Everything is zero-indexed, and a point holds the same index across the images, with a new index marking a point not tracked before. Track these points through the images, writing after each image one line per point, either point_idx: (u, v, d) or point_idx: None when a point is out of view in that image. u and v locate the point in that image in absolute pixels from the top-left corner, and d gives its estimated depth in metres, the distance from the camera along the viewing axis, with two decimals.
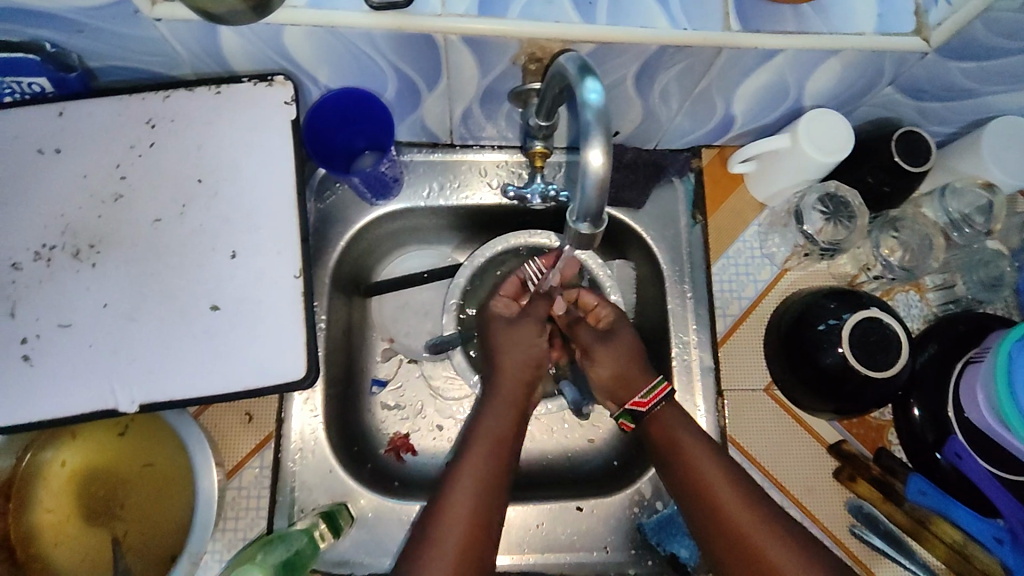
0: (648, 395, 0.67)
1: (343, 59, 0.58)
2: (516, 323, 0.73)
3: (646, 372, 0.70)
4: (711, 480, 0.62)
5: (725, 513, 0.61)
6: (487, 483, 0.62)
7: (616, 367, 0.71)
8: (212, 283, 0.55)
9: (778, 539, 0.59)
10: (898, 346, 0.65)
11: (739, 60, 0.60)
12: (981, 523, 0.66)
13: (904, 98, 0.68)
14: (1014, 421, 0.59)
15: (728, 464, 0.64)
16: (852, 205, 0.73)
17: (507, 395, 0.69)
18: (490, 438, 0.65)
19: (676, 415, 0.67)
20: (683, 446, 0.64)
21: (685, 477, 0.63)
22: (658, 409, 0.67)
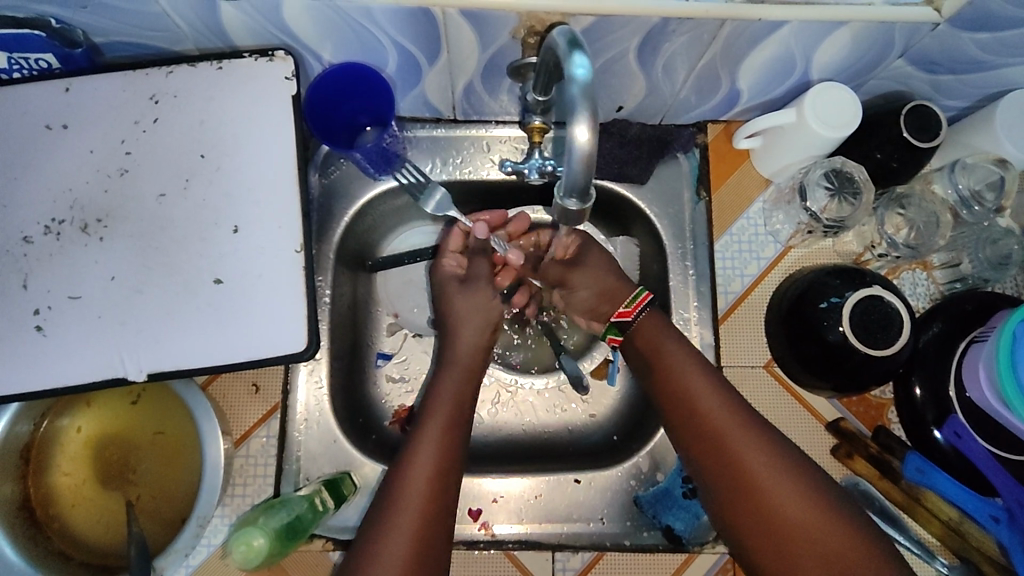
0: (631, 304, 0.70)
1: (343, 33, 0.59)
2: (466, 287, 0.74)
3: (626, 284, 0.72)
4: (726, 430, 0.61)
5: (708, 428, 0.61)
6: (445, 451, 0.62)
7: (594, 286, 0.73)
8: (215, 258, 0.56)
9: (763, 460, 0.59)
10: (899, 326, 0.65)
11: (744, 30, 0.59)
12: (979, 502, 0.66)
13: (916, 70, 0.67)
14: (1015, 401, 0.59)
15: (719, 382, 0.64)
16: (857, 181, 0.70)
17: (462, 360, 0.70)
18: (446, 405, 0.66)
19: (661, 323, 0.68)
20: (695, 389, 0.63)
21: (674, 398, 0.64)
22: (644, 317, 0.69)
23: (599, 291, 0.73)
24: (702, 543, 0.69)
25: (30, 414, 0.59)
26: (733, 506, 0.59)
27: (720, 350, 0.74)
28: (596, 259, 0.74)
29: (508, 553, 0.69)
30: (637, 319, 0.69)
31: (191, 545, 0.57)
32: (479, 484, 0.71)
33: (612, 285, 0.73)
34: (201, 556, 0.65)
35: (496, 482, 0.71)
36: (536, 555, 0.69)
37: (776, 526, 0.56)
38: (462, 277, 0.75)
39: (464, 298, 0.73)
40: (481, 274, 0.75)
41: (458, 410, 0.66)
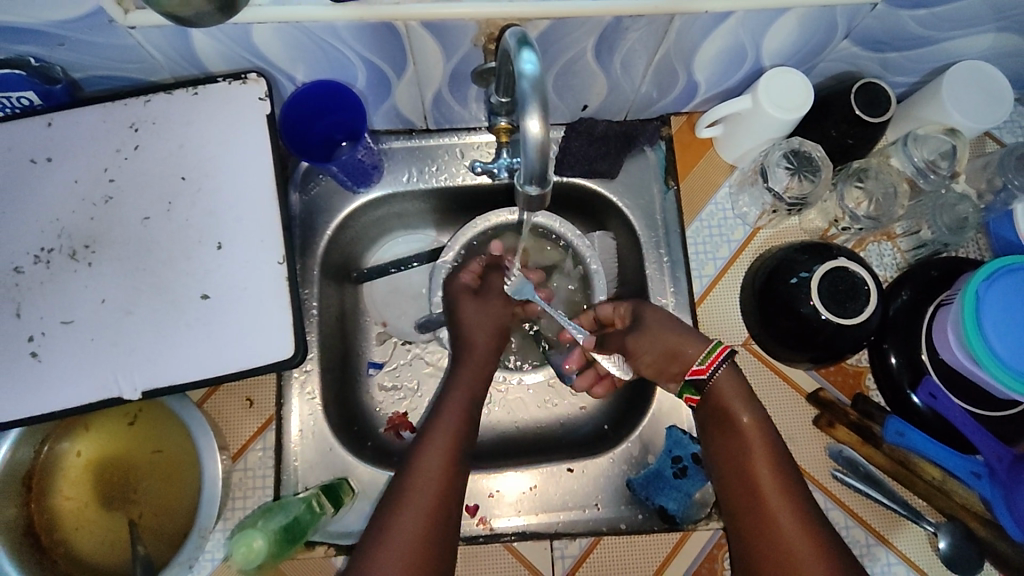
0: (705, 361, 0.66)
1: (312, 52, 0.62)
2: (480, 297, 0.78)
3: (696, 339, 0.69)
4: (755, 456, 0.63)
5: (760, 498, 0.62)
6: (444, 497, 0.62)
7: (657, 348, 0.69)
8: (201, 274, 0.58)
9: (783, 490, 0.62)
10: (867, 294, 0.67)
11: (693, 24, 0.62)
12: (960, 459, 0.67)
13: (862, 50, 0.70)
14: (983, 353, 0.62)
15: (782, 458, 0.64)
16: (815, 159, 0.73)
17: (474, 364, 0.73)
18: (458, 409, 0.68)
19: (737, 383, 0.66)
20: (735, 413, 0.65)
21: (730, 459, 0.64)
22: (720, 375, 0.66)
23: (658, 354, 0.70)
24: (695, 521, 0.70)
25: (30, 438, 0.61)
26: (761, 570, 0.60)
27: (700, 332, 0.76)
28: (656, 320, 0.71)
29: (508, 545, 0.70)
30: (710, 377, 0.66)
31: (194, 557, 0.59)
32: (474, 480, 0.73)
33: (675, 339, 0.69)
34: (205, 571, 0.66)
35: (491, 478, 0.73)
36: (534, 544, 0.70)
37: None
38: (476, 288, 0.78)
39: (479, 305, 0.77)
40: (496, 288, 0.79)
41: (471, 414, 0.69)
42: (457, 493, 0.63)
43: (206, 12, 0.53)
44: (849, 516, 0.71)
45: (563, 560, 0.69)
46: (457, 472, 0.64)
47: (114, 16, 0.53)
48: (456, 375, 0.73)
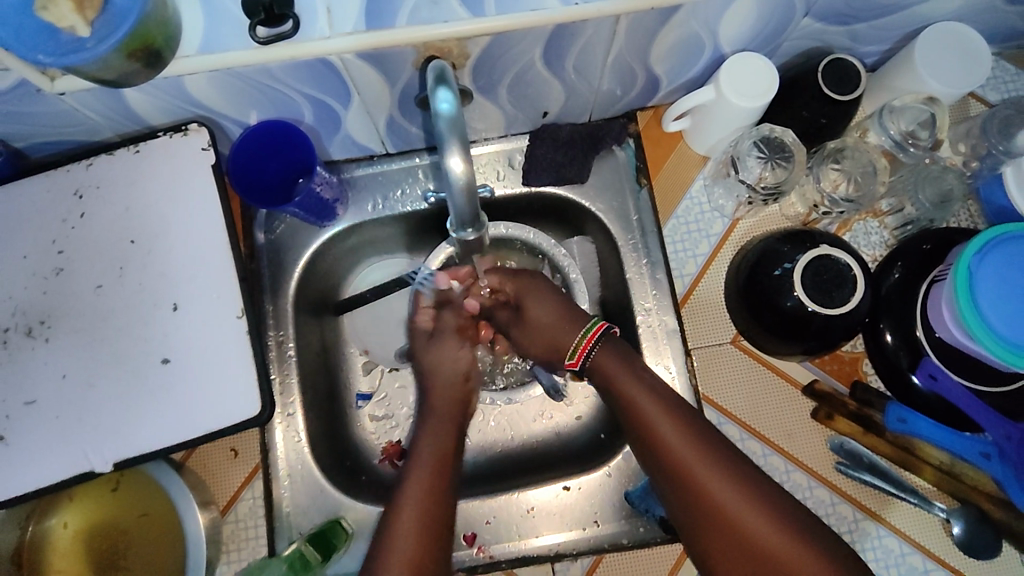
0: (576, 354, 0.70)
1: (252, 95, 0.60)
2: (434, 341, 0.75)
3: (577, 323, 0.72)
4: (652, 415, 0.63)
5: (666, 450, 0.61)
6: (429, 512, 0.61)
7: (542, 336, 0.74)
8: (160, 338, 0.56)
9: (686, 435, 0.61)
10: (852, 282, 0.65)
11: (641, 22, 0.59)
12: (968, 441, 0.65)
13: (827, 25, 0.66)
14: (981, 332, 0.60)
15: (683, 410, 0.63)
16: (787, 144, 0.69)
17: (447, 389, 0.73)
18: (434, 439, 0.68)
19: (614, 356, 0.68)
20: (623, 384, 0.66)
21: (642, 437, 0.63)
22: (597, 354, 0.69)
23: (547, 336, 0.73)
24: None
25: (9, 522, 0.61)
26: (709, 540, 0.58)
27: (686, 333, 0.73)
28: (543, 312, 0.74)
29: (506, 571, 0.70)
30: (591, 354, 0.69)
31: None
32: (470, 508, 0.72)
33: (557, 332, 0.72)
34: None
35: (485, 504, 0.72)
36: (537, 569, 0.70)
37: (751, 553, 0.56)
38: (430, 330, 0.76)
39: (436, 352, 0.75)
40: (448, 327, 0.76)
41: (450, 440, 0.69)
42: (445, 512, 0.62)
43: (132, 71, 0.52)
44: (858, 509, 0.68)
45: None
46: (439, 491, 0.63)
47: (40, 86, 0.52)
48: (429, 402, 0.72)
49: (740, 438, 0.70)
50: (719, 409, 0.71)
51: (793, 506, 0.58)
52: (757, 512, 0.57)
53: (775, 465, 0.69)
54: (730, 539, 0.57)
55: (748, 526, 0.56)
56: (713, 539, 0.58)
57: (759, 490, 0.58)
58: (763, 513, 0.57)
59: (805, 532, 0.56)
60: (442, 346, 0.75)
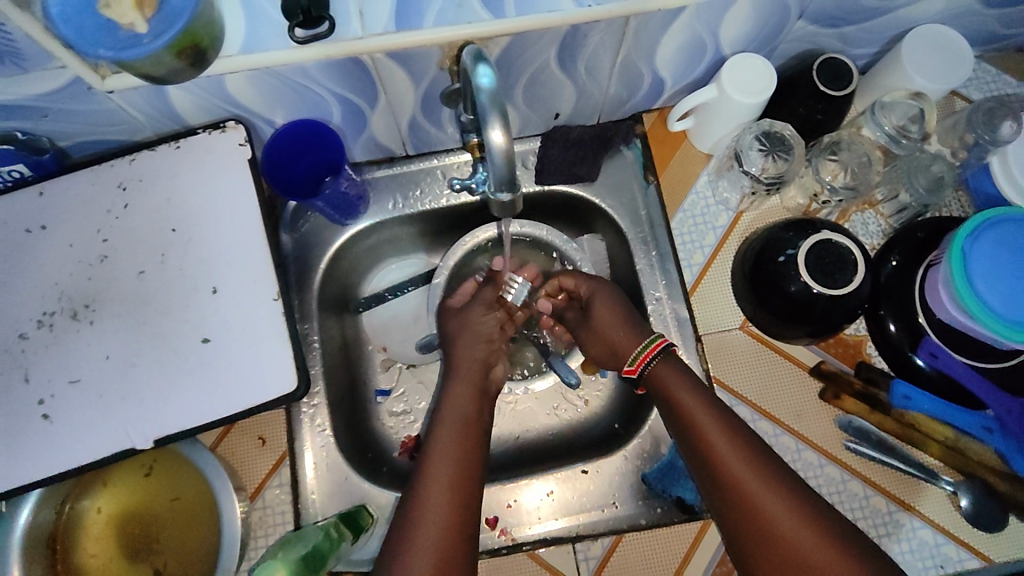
0: (636, 360, 0.70)
1: (286, 94, 0.64)
2: (464, 311, 0.80)
3: (639, 335, 0.73)
4: (704, 423, 0.63)
5: (714, 458, 0.61)
6: (456, 503, 0.61)
7: (602, 339, 0.75)
8: (200, 319, 0.59)
9: (734, 444, 0.61)
10: (853, 265, 0.68)
11: (648, 23, 0.64)
12: (971, 417, 0.69)
13: (819, 28, 0.71)
14: (979, 311, 0.63)
15: (733, 422, 0.64)
16: (787, 139, 0.73)
17: (468, 375, 0.74)
18: (456, 427, 0.68)
19: (676, 368, 0.68)
20: (676, 392, 0.66)
21: (694, 443, 0.63)
22: (656, 366, 0.69)
23: (607, 340, 0.75)
24: None
25: (50, 500, 0.63)
26: (756, 553, 0.57)
27: (696, 320, 0.76)
28: (603, 315, 0.75)
29: (531, 553, 0.70)
30: (648, 369, 0.69)
31: None
32: (492, 492, 0.74)
33: (618, 336, 0.74)
34: None
35: (506, 489, 0.74)
36: (558, 549, 0.70)
37: (792, 563, 0.55)
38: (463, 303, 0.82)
39: (463, 320, 0.79)
40: (483, 298, 0.81)
41: (471, 428, 0.69)
42: (471, 504, 0.62)
43: (179, 69, 0.56)
44: (868, 486, 0.70)
45: (586, 563, 0.69)
46: (465, 482, 0.63)
47: (93, 84, 0.56)
48: (451, 390, 0.73)
49: (751, 419, 0.72)
50: (730, 391, 0.73)
51: (842, 524, 0.56)
52: (804, 529, 0.56)
53: (787, 445, 0.71)
54: (771, 549, 0.56)
55: (793, 540, 0.56)
56: (760, 552, 0.57)
57: (811, 505, 0.57)
58: (813, 531, 0.55)
59: (853, 547, 0.55)
60: (465, 313, 0.79)
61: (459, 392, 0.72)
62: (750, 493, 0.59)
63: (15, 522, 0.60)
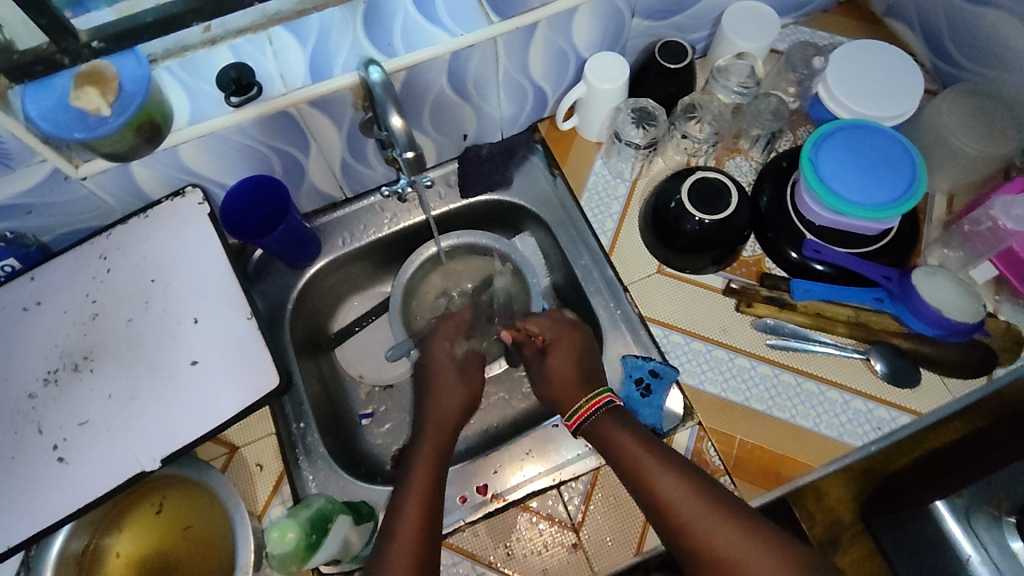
0: (574, 417, 0.75)
1: (232, 156, 0.76)
2: (439, 332, 0.88)
3: (587, 386, 0.78)
4: (647, 469, 0.68)
5: (666, 506, 0.66)
6: (423, 525, 0.66)
7: (553, 384, 0.80)
8: (187, 347, 0.68)
9: (681, 487, 0.66)
10: (727, 193, 0.81)
11: (513, 42, 0.79)
12: (862, 292, 0.80)
13: (654, 22, 0.88)
14: (839, 203, 0.77)
15: (674, 461, 0.69)
16: (652, 111, 0.88)
17: (439, 411, 0.80)
18: (428, 454, 0.74)
19: (613, 425, 0.72)
20: (617, 441, 0.71)
21: (640, 487, 0.68)
22: (597, 417, 0.74)
23: (556, 386, 0.80)
24: (674, 426, 0.78)
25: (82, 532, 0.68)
26: None
27: (621, 275, 0.87)
28: (561, 364, 0.80)
29: (523, 506, 0.76)
30: (597, 416, 0.74)
31: None
32: (476, 465, 0.79)
33: (569, 381, 0.79)
34: None
35: (490, 459, 0.79)
36: (546, 498, 0.76)
37: None
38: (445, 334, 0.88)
39: (442, 344, 0.87)
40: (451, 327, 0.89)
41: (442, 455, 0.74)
42: (436, 533, 0.67)
43: (138, 146, 0.68)
44: (798, 374, 0.79)
45: (573, 501, 0.76)
46: (432, 504, 0.68)
47: (68, 173, 0.67)
48: (422, 428, 0.78)
49: (686, 342, 0.82)
50: (663, 325, 0.83)
51: (786, 542, 0.63)
52: (755, 553, 0.62)
53: (720, 357, 0.80)
54: None
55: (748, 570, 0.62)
56: None
57: (759, 530, 0.63)
58: (763, 555, 0.62)
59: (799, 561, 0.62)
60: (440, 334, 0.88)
61: (433, 426, 0.78)
62: (702, 532, 0.64)
63: (48, 553, 0.65)
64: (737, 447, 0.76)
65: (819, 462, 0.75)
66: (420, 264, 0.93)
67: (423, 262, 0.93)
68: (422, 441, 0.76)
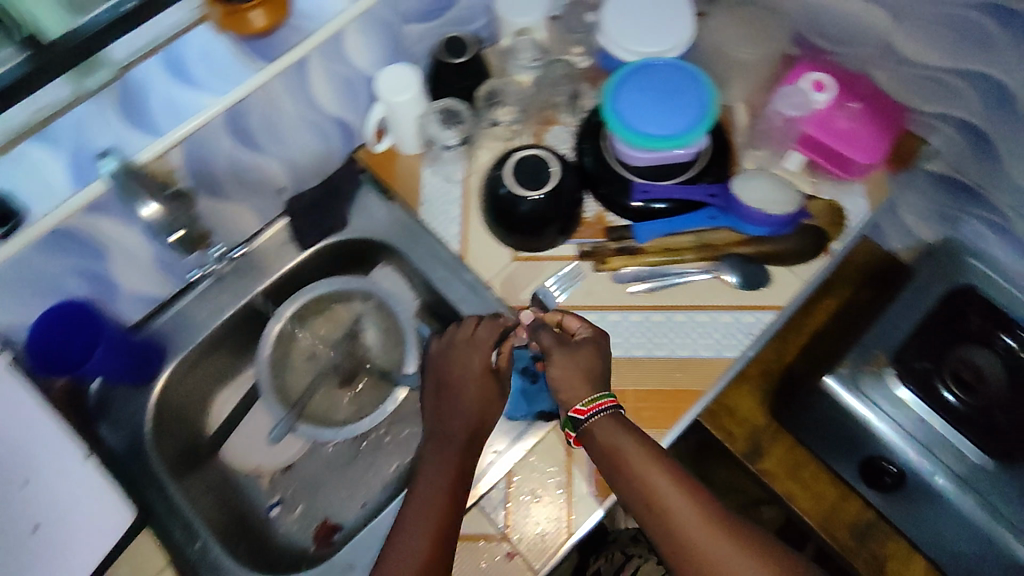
0: (587, 403, 0.69)
1: (19, 292, 0.69)
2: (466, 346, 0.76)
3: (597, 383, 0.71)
4: (648, 475, 0.64)
5: (662, 514, 0.63)
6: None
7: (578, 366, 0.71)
8: (23, 510, 0.67)
9: (681, 497, 0.63)
10: (547, 164, 0.81)
11: (289, 82, 0.75)
12: (697, 216, 0.84)
13: (428, 23, 0.87)
14: (649, 140, 0.80)
15: (676, 470, 0.66)
16: (457, 109, 0.88)
17: (451, 445, 0.71)
18: (441, 499, 0.67)
19: (615, 426, 0.68)
20: (617, 443, 0.67)
21: (636, 490, 0.64)
22: (599, 418, 0.68)
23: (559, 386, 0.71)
24: None
25: None
26: None
27: (479, 275, 0.85)
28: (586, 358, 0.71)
29: None
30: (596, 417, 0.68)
31: None
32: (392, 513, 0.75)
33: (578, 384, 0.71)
34: None
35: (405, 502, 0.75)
36: (470, 521, 0.73)
37: None
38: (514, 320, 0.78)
39: (451, 356, 0.76)
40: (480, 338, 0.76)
41: (457, 494, 0.68)
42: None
43: None
44: (666, 310, 0.81)
45: (497, 512, 0.73)
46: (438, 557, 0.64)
47: None
48: (429, 466, 0.70)
49: None
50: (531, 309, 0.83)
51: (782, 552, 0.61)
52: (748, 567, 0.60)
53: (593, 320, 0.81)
54: None
55: None
56: None
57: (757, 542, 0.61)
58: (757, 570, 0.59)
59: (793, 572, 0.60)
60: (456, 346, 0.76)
61: (446, 463, 0.70)
62: (696, 544, 0.61)
63: None
64: (633, 398, 0.77)
65: (707, 385, 0.77)
66: (279, 335, 0.87)
67: (281, 335, 0.87)
68: (426, 485, 0.68)
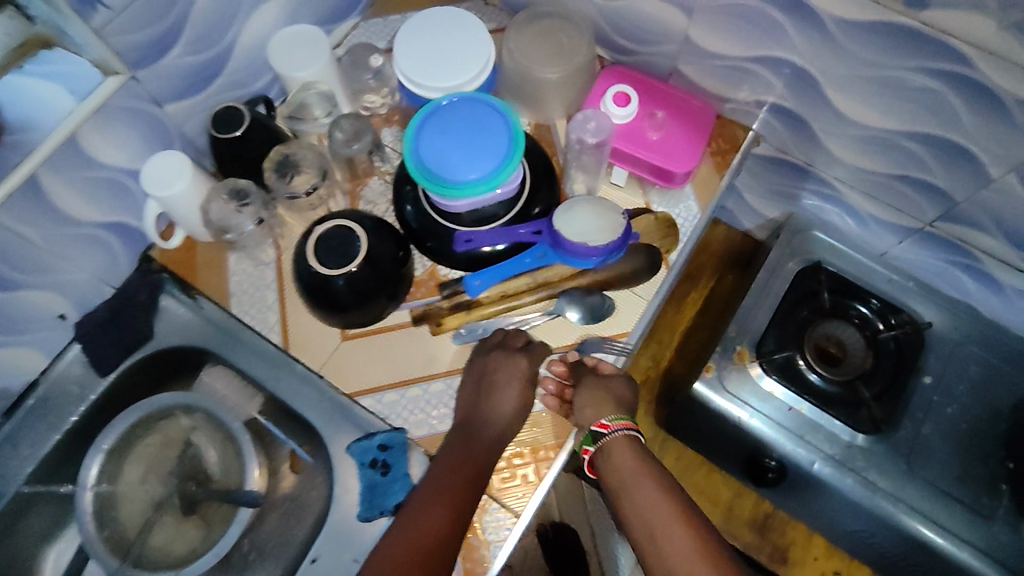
0: (615, 420, 0.71)
1: None
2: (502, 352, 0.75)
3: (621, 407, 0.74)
4: (654, 501, 0.66)
5: (653, 538, 0.65)
6: None
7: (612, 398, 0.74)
8: None
9: (681, 526, 0.64)
10: (351, 237, 0.73)
11: (19, 207, 0.65)
12: (527, 256, 0.77)
13: (192, 96, 0.77)
14: (457, 189, 0.72)
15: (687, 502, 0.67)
16: (247, 187, 0.78)
17: (453, 472, 0.67)
18: (424, 533, 0.63)
19: (632, 447, 0.70)
20: (631, 465, 0.69)
21: (638, 513, 0.66)
22: (618, 436, 0.71)
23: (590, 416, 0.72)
24: None
25: None
26: None
27: (309, 363, 0.78)
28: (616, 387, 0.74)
29: None
30: (616, 435, 0.71)
31: None
32: None
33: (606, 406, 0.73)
34: None
35: None
36: None
37: None
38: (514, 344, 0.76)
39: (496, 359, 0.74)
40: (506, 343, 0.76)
41: (449, 529, 0.63)
42: None
43: None
44: None
45: None
46: None
47: None
48: (422, 491, 0.66)
49: (401, 395, 0.76)
50: (370, 392, 0.77)
51: None
52: None
53: (438, 389, 0.77)
54: None
55: None
56: None
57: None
58: None
59: None
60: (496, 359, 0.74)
61: (440, 491, 0.65)
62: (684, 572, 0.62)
63: None
64: None
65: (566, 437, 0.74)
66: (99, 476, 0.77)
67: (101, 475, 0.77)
68: (412, 517, 0.64)
